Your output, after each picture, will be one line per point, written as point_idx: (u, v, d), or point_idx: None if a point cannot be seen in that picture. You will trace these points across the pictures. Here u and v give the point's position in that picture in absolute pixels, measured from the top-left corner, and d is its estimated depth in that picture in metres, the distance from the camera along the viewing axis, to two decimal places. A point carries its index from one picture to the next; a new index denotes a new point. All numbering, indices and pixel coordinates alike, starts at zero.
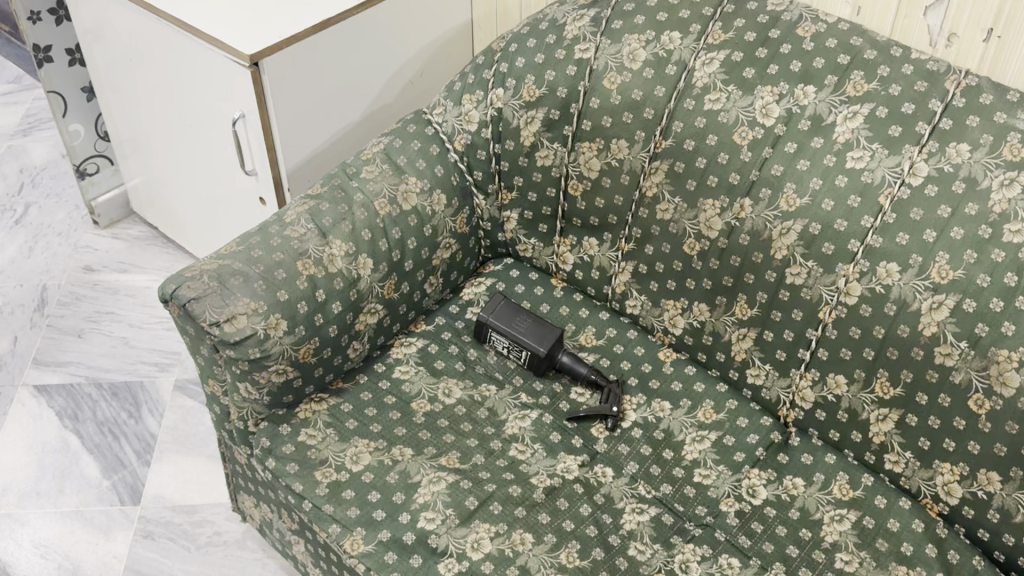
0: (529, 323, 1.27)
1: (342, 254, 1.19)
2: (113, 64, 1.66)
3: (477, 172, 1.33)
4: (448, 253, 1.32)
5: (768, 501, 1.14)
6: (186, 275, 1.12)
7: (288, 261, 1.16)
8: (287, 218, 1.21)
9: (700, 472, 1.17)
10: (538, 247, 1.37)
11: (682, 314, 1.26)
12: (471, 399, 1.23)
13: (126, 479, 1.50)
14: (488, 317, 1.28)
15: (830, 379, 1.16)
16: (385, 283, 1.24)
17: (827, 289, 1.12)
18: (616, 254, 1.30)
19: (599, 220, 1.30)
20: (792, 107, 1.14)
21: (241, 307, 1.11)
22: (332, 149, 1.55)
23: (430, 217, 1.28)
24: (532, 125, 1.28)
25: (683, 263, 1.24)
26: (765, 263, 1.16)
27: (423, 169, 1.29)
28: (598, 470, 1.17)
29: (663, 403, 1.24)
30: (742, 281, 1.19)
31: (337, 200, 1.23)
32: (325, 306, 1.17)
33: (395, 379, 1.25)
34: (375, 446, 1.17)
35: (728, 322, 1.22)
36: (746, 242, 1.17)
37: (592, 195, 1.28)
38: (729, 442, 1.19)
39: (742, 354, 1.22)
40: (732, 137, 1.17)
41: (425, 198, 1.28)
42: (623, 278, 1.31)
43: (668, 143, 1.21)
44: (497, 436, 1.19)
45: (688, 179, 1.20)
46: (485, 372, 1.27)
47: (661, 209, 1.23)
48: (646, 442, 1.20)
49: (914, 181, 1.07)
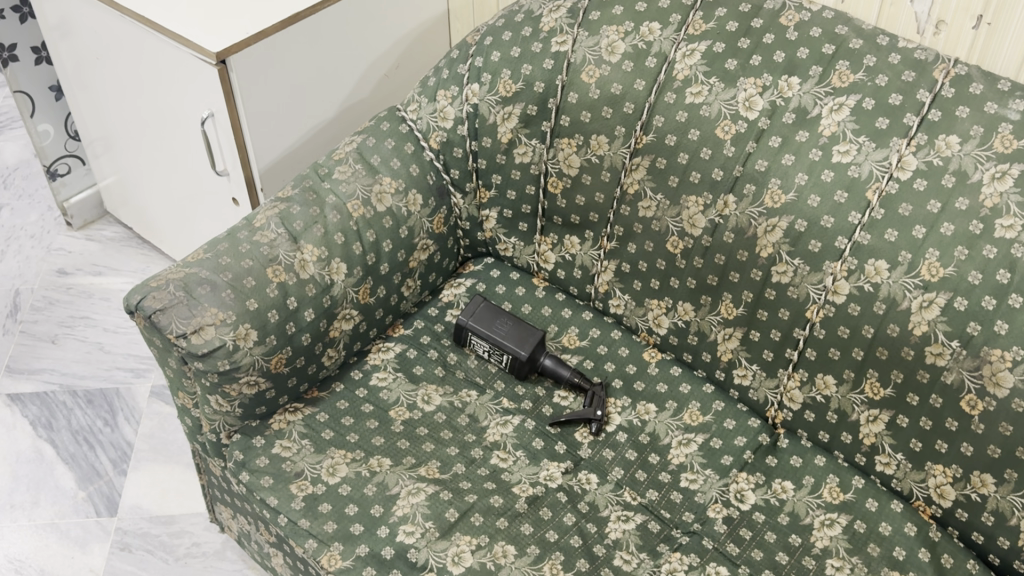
0: (510, 326, 1.23)
1: (315, 259, 1.15)
2: (80, 62, 1.62)
3: (454, 170, 1.29)
4: (425, 255, 1.28)
5: (756, 506, 1.11)
6: (151, 286, 1.08)
7: (257, 268, 1.12)
8: (257, 222, 1.17)
9: (687, 477, 1.14)
10: (518, 247, 1.33)
11: (667, 313, 1.23)
12: (451, 405, 1.20)
13: (102, 489, 1.47)
14: (467, 321, 1.24)
15: (818, 379, 1.12)
16: (360, 287, 1.20)
17: (814, 287, 1.09)
18: (598, 252, 1.26)
19: (580, 219, 1.26)
20: (776, 100, 1.11)
21: (209, 318, 1.07)
22: (306, 148, 1.51)
23: (405, 218, 1.24)
24: (510, 121, 1.24)
25: (667, 262, 1.20)
26: (750, 261, 1.13)
27: (398, 169, 1.25)
28: (582, 477, 1.14)
29: (648, 405, 1.21)
30: (727, 280, 1.15)
31: (309, 203, 1.19)
32: (297, 314, 1.13)
33: (372, 386, 1.21)
34: (352, 457, 1.13)
35: (714, 321, 1.19)
36: (731, 240, 1.14)
37: (572, 193, 1.24)
38: (716, 445, 1.16)
39: (728, 355, 1.19)
40: (714, 131, 1.13)
41: (400, 198, 1.24)
42: (606, 277, 1.27)
43: (649, 138, 1.17)
44: (477, 444, 1.16)
45: (670, 175, 1.17)
46: (465, 377, 1.24)
47: (643, 206, 1.20)
48: (630, 446, 1.17)
49: (902, 175, 1.04)
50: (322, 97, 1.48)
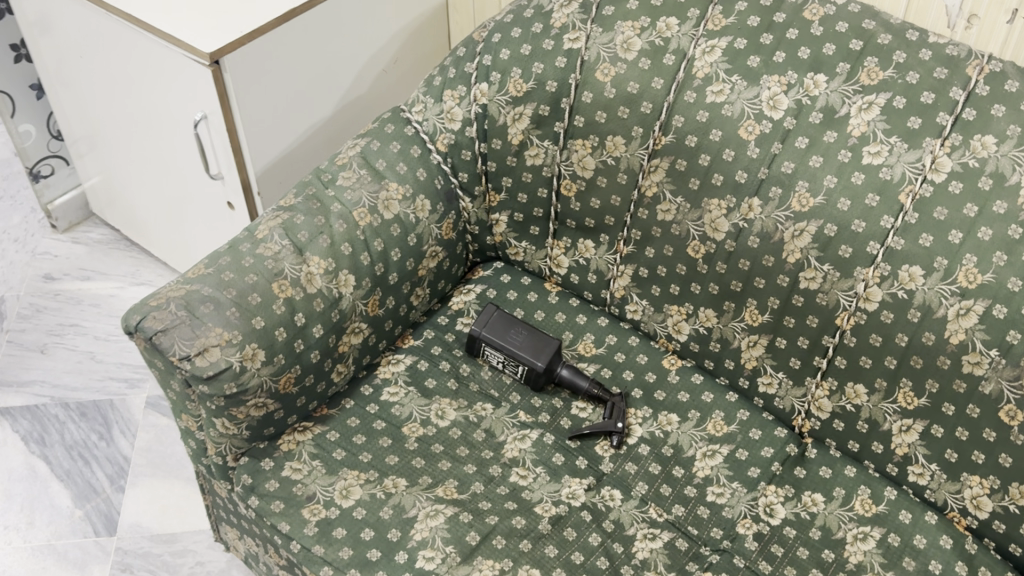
0: (525, 336, 1.19)
1: (322, 272, 1.10)
2: (61, 59, 1.54)
3: (462, 173, 1.23)
4: (435, 262, 1.23)
5: (787, 520, 1.07)
6: (151, 306, 1.03)
7: (262, 283, 1.06)
8: (259, 234, 1.11)
9: (713, 490, 1.10)
10: (529, 251, 1.28)
11: (687, 320, 1.19)
12: (466, 420, 1.15)
13: (100, 507, 1.42)
14: (480, 331, 1.19)
15: (848, 389, 1.09)
16: (369, 300, 1.15)
17: (844, 294, 1.05)
18: (614, 256, 1.22)
19: (595, 222, 1.21)
20: (802, 98, 1.06)
21: (214, 338, 1.01)
22: (304, 149, 1.45)
23: (414, 225, 1.19)
24: (520, 121, 1.19)
25: (688, 267, 1.16)
26: (777, 267, 1.09)
27: (405, 173, 1.19)
28: (606, 494, 1.10)
29: (670, 416, 1.17)
30: (752, 286, 1.11)
31: (314, 212, 1.14)
32: (306, 331, 1.08)
33: (383, 402, 1.16)
34: (366, 478, 1.09)
35: (737, 328, 1.15)
36: (756, 245, 1.09)
37: (587, 196, 1.20)
38: (742, 457, 1.13)
39: (753, 362, 1.15)
40: (737, 131, 1.08)
41: (408, 204, 1.19)
42: (622, 282, 1.22)
43: (668, 139, 1.12)
44: (496, 460, 1.12)
45: (691, 177, 1.12)
46: (480, 389, 1.19)
47: (662, 209, 1.15)
48: (654, 460, 1.13)
49: (937, 178, 1.00)
50: (319, 95, 1.42)
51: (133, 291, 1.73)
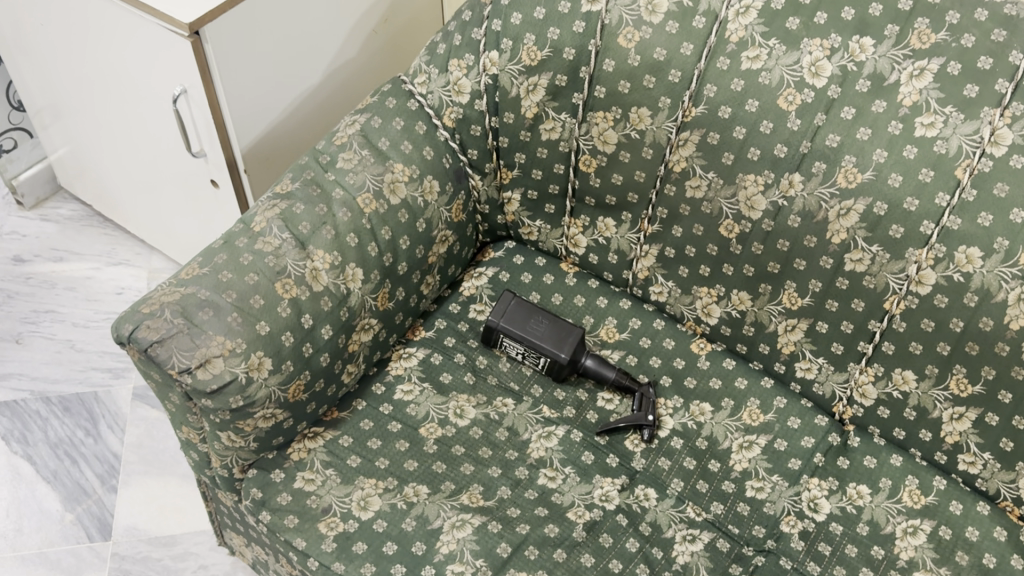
0: (547, 325, 1.11)
1: (328, 267, 1.01)
2: (18, 23, 1.41)
3: (472, 150, 1.14)
4: (445, 247, 1.14)
5: (833, 516, 1.02)
6: (143, 315, 0.94)
7: (264, 283, 0.97)
8: (256, 226, 1.02)
9: (753, 485, 1.05)
10: (544, 230, 1.20)
11: (718, 302, 1.11)
12: (488, 418, 1.08)
13: (92, 510, 1.34)
14: (498, 321, 1.11)
15: (895, 375, 1.02)
16: (378, 294, 1.06)
17: (894, 276, 0.98)
18: (637, 235, 1.14)
19: (616, 199, 1.12)
20: (848, 65, 0.97)
21: (216, 348, 0.92)
22: (292, 119, 1.34)
23: (422, 209, 1.10)
24: (535, 93, 1.09)
25: (719, 247, 1.08)
26: (820, 248, 1.01)
27: (410, 152, 1.10)
28: (640, 494, 1.03)
29: (703, 405, 1.10)
30: (791, 268, 1.04)
31: (314, 199, 1.04)
32: (314, 333, 0.99)
33: (397, 401, 1.08)
34: (385, 486, 1.01)
35: (774, 311, 1.07)
36: (797, 225, 1.02)
37: (608, 172, 1.11)
38: (781, 447, 1.07)
39: (790, 347, 1.08)
40: (776, 101, 1.00)
41: (415, 187, 1.09)
42: (647, 262, 1.15)
43: (699, 110, 1.03)
44: (521, 462, 1.05)
45: (724, 151, 1.03)
46: (499, 383, 1.11)
47: (692, 186, 1.07)
48: (688, 454, 1.07)
49: (996, 151, 0.92)
50: (307, 62, 1.30)
51: (110, 272, 1.63)
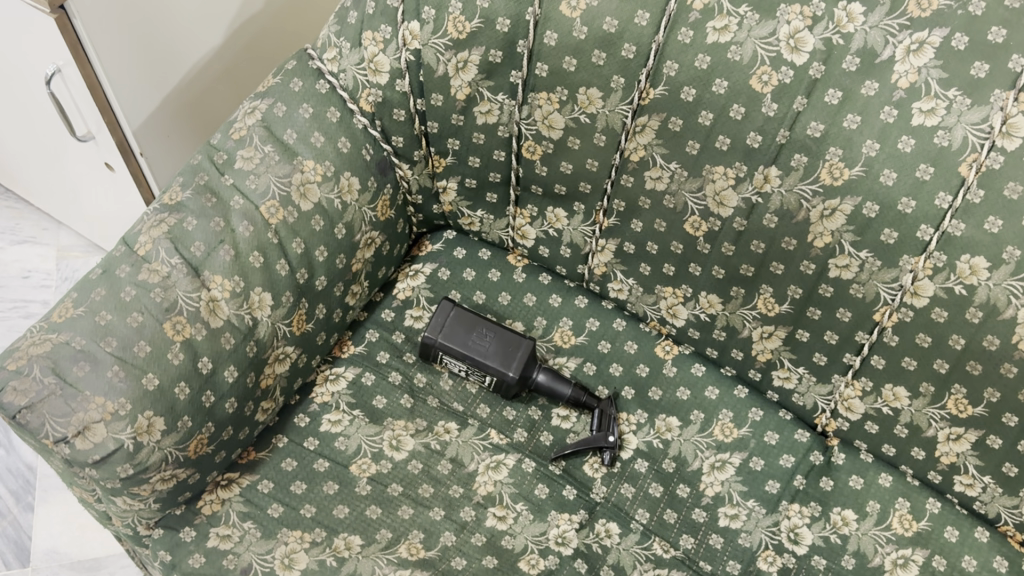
0: (492, 339, 0.97)
1: (228, 296, 0.86)
2: None
3: (397, 137, 0.97)
4: (371, 251, 0.99)
5: (815, 548, 0.91)
6: (9, 373, 0.79)
7: (151, 323, 0.83)
8: (140, 249, 0.87)
9: (726, 513, 0.94)
10: (487, 221, 1.04)
11: (684, 304, 0.98)
12: (428, 449, 0.95)
13: (7, 533, 1.22)
14: (435, 338, 0.97)
15: (886, 391, 0.90)
16: (293, 317, 0.91)
17: (886, 286, 0.85)
18: (592, 228, 0.99)
19: (567, 189, 0.97)
20: (833, 37, 0.80)
21: (96, 413, 0.79)
22: (192, 89, 1.17)
23: (340, 213, 0.94)
24: (466, 71, 0.92)
25: (685, 245, 0.93)
26: (800, 252, 0.87)
27: (322, 146, 0.93)
28: (601, 530, 0.92)
29: (670, 420, 0.98)
30: (767, 271, 0.90)
31: (209, 212, 0.89)
32: (215, 378, 0.85)
33: (324, 434, 0.95)
34: (312, 540, 0.89)
35: (748, 316, 0.94)
36: (773, 225, 0.87)
37: (555, 160, 0.95)
38: (757, 468, 0.95)
39: (767, 355, 0.95)
40: (748, 81, 0.84)
41: (330, 187, 0.93)
42: (603, 258, 1.00)
43: (659, 91, 0.87)
44: (467, 501, 0.93)
45: (688, 139, 0.88)
46: (440, 405, 0.99)
47: (652, 177, 0.91)
48: (654, 479, 0.96)
49: (1009, 144, 0.76)
50: (204, 22, 1.12)
51: (14, 252, 1.47)
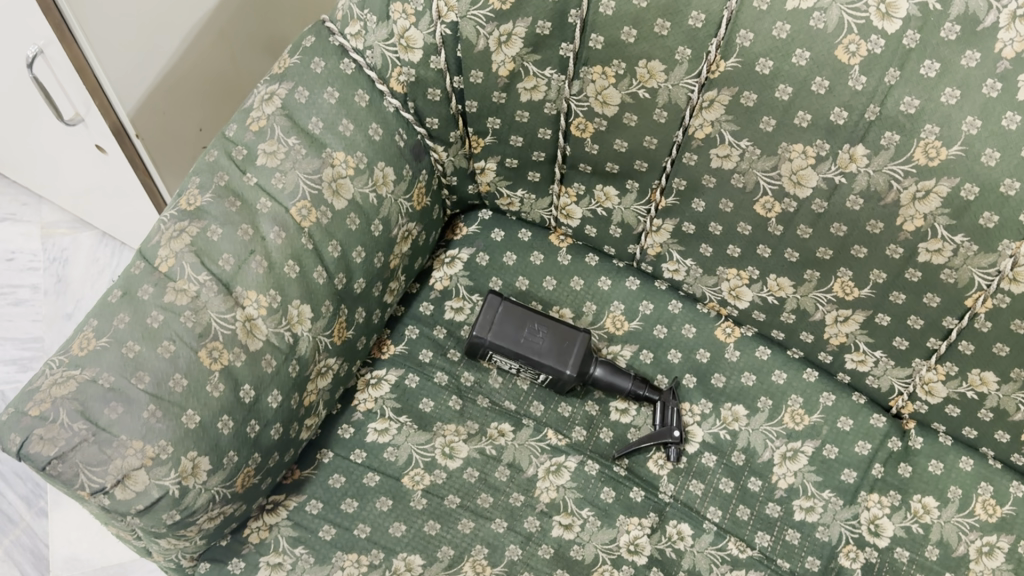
0: (545, 335, 0.90)
1: (265, 314, 0.78)
2: None
3: (431, 119, 0.88)
4: (409, 244, 0.91)
5: (896, 539, 0.87)
6: (33, 421, 0.71)
7: (184, 351, 0.74)
8: (162, 265, 0.78)
9: (801, 505, 0.89)
10: (527, 201, 0.96)
11: (749, 286, 0.91)
12: (484, 455, 0.89)
13: (21, 541, 1.15)
14: (484, 336, 0.89)
15: (972, 375, 0.85)
16: (334, 327, 0.83)
17: (981, 271, 0.78)
18: (647, 208, 0.91)
19: (620, 167, 0.89)
20: (930, 2, 0.70)
21: (134, 459, 0.71)
22: (187, 58, 1.05)
23: (376, 208, 0.85)
24: (510, 45, 0.82)
25: (754, 227, 0.86)
26: (887, 236, 0.80)
27: (351, 134, 0.84)
28: (672, 533, 0.87)
29: (736, 409, 0.93)
30: (848, 255, 0.83)
31: (234, 217, 0.80)
32: (258, 406, 0.77)
33: (371, 446, 0.88)
34: (369, 563, 0.83)
35: (821, 299, 0.88)
36: (857, 207, 0.80)
37: (608, 138, 0.87)
38: (831, 456, 0.91)
39: (841, 338, 0.89)
40: (833, 52, 0.74)
41: (364, 180, 0.84)
42: (659, 238, 0.93)
43: (730, 64, 0.78)
44: (530, 509, 0.87)
45: (763, 116, 0.79)
46: (492, 404, 0.92)
47: (719, 155, 0.83)
48: (723, 473, 0.91)
49: None
50: None
51: None
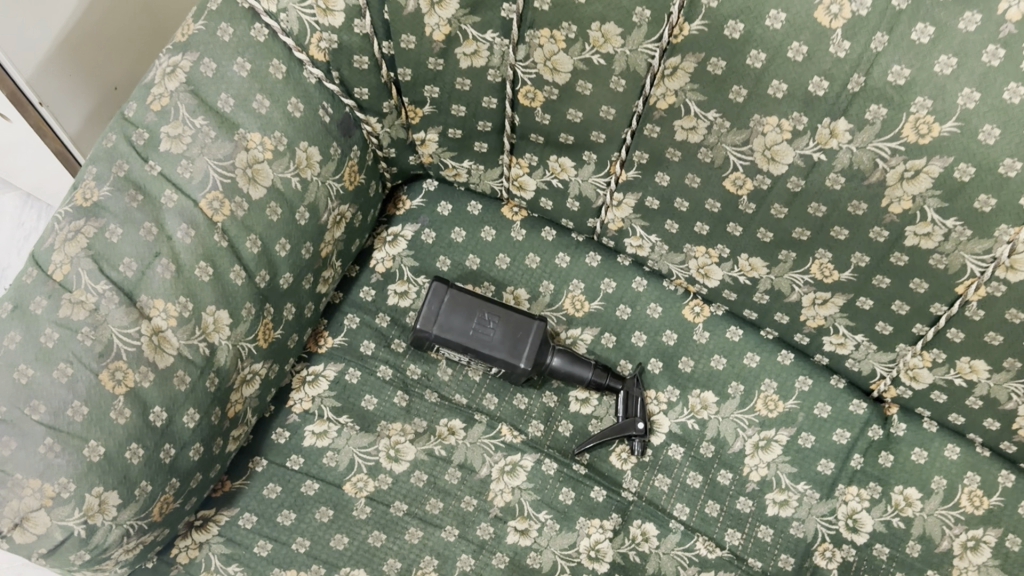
0: (496, 327, 0.82)
1: (175, 325, 0.69)
2: None
3: (360, 90, 0.78)
4: (342, 228, 0.82)
5: (876, 535, 0.82)
6: None
7: (84, 373, 0.65)
8: (56, 273, 0.68)
9: (774, 499, 0.83)
10: (476, 171, 0.87)
11: (719, 264, 0.83)
12: (432, 456, 0.82)
13: None
14: (429, 329, 0.81)
15: (960, 363, 0.77)
16: (258, 330, 0.75)
17: (974, 257, 0.70)
18: (606, 180, 0.82)
19: (574, 139, 0.79)
20: None
21: (32, 501, 0.64)
22: (91, 10, 0.93)
23: (301, 194, 0.76)
24: (443, 6, 0.71)
25: (724, 204, 0.78)
26: (871, 218, 0.72)
27: (267, 112, 0.73)
28: (636, 534, 0.81)
29: (705, 396, 0.86)
30: (827, 236, 0.75)
31: (134, 214, 0.70)
32: (173, 428, 0.69)
33: (309, 451, 0.81)
34: None
35: (798, 280, 0.80)
36: (838, 186, 0.71)
37: (560, 107, 0.77)
38: (806, 445, 0.84)
39: (819, 320, 0.82)
40: (812, 14, 0.63)
41: (284, 164, 0.74)
42: (620, 213, 0.84)
43: (696, 27, 0.67)
44: (482, 515, 0.80)
45: (732, 86, 0.69)
46: (441, 399, 0.85)
47: (684, 127, 0.74)
48: (691, 467, 0.84)
49: None
50: None
51: None
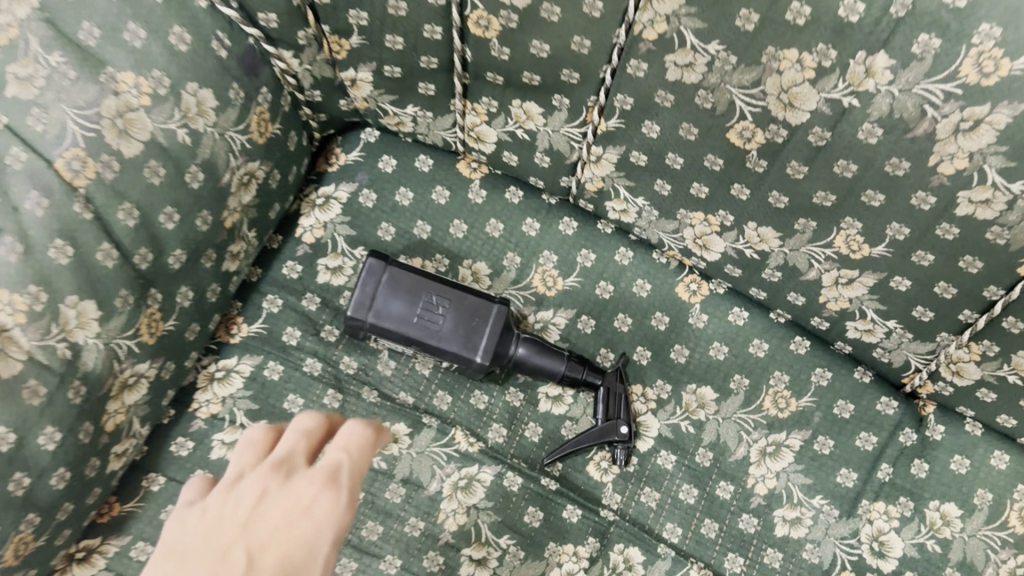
0: (447, 314, 0.67)
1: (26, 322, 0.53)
2: None
3: (266, 16, 0.62)
4: (252, 191, 0.67)
5: (908, 561, 0.67)
6: None
7: None
8: None
9: (784, 517, 0.69)
10: (422, 119, 0.72)
11: (718, 233, 0.68)
12: (371, 469, 0.67)
13: None
14: (364, 318, 0.66)
15: (1017, 359, 0.61)
16: (143, 322, 0.60)
17: None
18: (581, 131, 0.66)
19: (541, 79, 0.63)
20: None
21: None
22: None
23: (194, 151, 0.60)
24: None
25: (727, 160, 0.62)
26: (915, 179, 0.56)
27: (143, 45, 0.57)
28: (616, 562, 0.67)
29: (703, 391, 0.71)
30: (857, 202, 0.59)
31: None
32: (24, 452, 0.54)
33: (218, 465, 0.66)
34: None
35: (816, 255, 0.65)
36: (875, 140, 0.55)
37: (521, 37, 0.60)
38: (823, 451, 0.70)
39: (842, 303, 0.67)
40: None
41: (166, 112, 0.58)
42: (599, 171, 0.69)
43: None
44: (431, 542, 0.66)
45: (738, 13, 0.52)
46: (382, 398, 0.70)
47: (680, 63, 0.57)
48: (685, 478, 0.70)
49: None
50: None
51: None
